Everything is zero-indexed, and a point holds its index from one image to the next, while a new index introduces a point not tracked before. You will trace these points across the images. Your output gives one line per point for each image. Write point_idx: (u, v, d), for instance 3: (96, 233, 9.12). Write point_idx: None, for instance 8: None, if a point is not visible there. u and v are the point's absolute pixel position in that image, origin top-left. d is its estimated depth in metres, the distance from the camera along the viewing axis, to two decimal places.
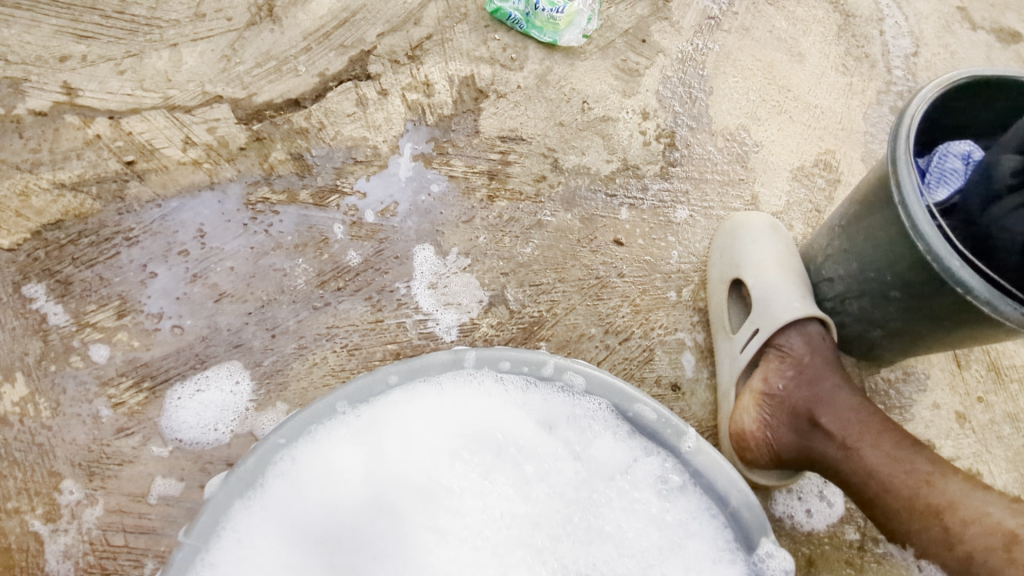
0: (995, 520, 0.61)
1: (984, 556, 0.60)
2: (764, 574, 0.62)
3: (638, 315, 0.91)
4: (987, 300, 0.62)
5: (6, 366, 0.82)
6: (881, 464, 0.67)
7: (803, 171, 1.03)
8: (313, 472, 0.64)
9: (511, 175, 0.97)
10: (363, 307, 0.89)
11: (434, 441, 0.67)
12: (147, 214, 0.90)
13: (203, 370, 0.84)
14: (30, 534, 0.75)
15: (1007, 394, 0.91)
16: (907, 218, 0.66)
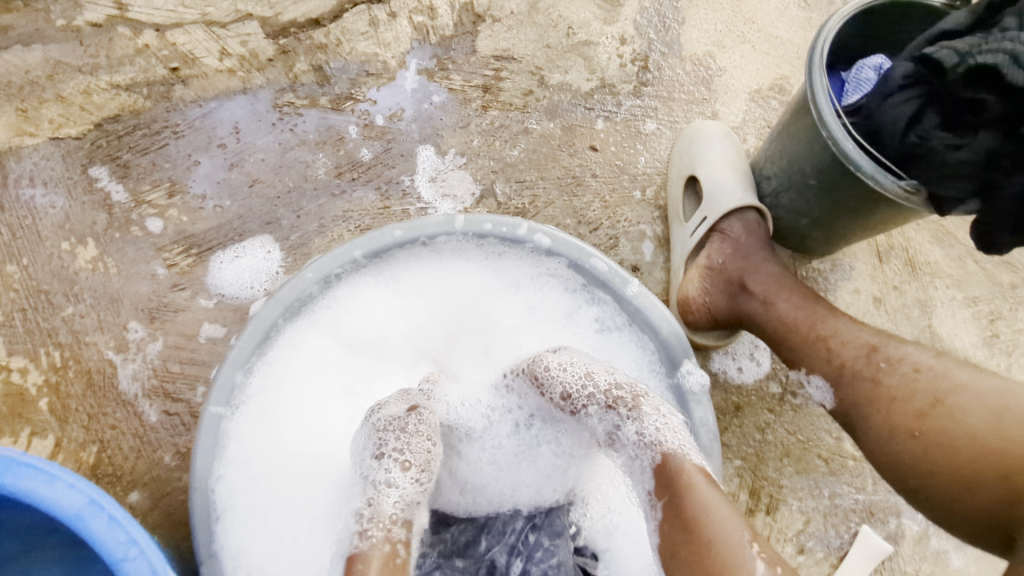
0: (867, 341, 0.76)
1: (853, 363, 0.76)
2: (687, 387, 0.78)
3: (608, 209, 1.08)
4: (872, 175, 0.77)
5: (79, 232, 0.99)
6: (791, 312, 0.83)
7: (759, 93, 1.17)
8: (333, 305, 0.79)
9: (503, 89, 1.12)
10: (373, 195, 1.05)
11: (432, 285, 0.83)
12: (191, 113, 1.06)
13: (240, 241, 1.01)
14: (105, 360, 0.94)
15: (918, 284, 1.09)
16: (817, 112, 0.81)
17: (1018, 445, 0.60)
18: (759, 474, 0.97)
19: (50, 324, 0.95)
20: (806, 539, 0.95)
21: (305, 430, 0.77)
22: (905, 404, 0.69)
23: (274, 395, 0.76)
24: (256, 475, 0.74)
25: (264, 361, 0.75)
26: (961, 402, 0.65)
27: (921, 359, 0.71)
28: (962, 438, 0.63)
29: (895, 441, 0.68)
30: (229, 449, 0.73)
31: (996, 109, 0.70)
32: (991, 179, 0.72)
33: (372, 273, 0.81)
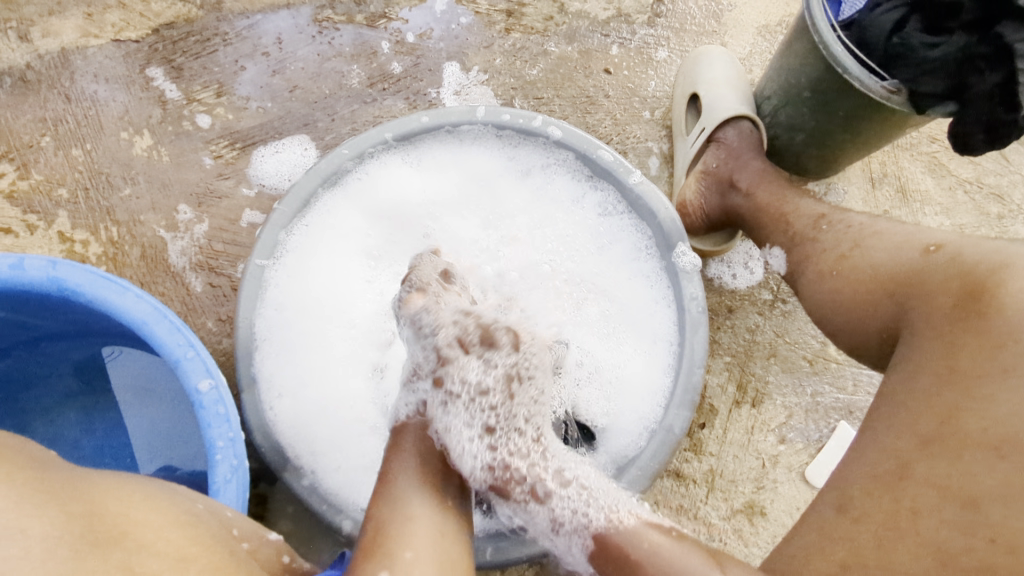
0: (817, 211, 0.88)
1: (802, 229, 0.86)
2: (679, 266, 0.87)
3: (617, 127, 1.17)
4: (858, 77, 0.85)
5: (136, 124, 1.10)
6: (767, 200, 0.94)
7: (768, 28, 1.24)
8: (365, 177, 0.91)
9: (525, 14, 1.19)
10: (402, 104, 1.15)
11: (451, 169, 0.95)
12: (239, 24, 1.14)
13: (280, 139, 1.11)
14: (157, 237, 1.05)
15: (908, 210, 1.16)
16: (811, 21, 0.88)
17: (907, 266, 0.68)
18: (747, 370, 1.05)
19: (110, 203, 1.06)
20: (787, 431, 1.03)
21: (333, 283, 0.91)
22: (831, 252, 0.79)
23: (309, 250, 0.89)
24: (290, 315, 0.87)
25: (303, 220, 0.87)
26: (874, 244, 0.75)
27: (854, 220, 0.81)
28: (867, 271, 0.73)
29: (820, 283, 0.78)
30: (269, 290, 0.85)
31: (971, 11, 0.79)
32: (966, 78, 0.80)
33: (401, 152, 0.92)
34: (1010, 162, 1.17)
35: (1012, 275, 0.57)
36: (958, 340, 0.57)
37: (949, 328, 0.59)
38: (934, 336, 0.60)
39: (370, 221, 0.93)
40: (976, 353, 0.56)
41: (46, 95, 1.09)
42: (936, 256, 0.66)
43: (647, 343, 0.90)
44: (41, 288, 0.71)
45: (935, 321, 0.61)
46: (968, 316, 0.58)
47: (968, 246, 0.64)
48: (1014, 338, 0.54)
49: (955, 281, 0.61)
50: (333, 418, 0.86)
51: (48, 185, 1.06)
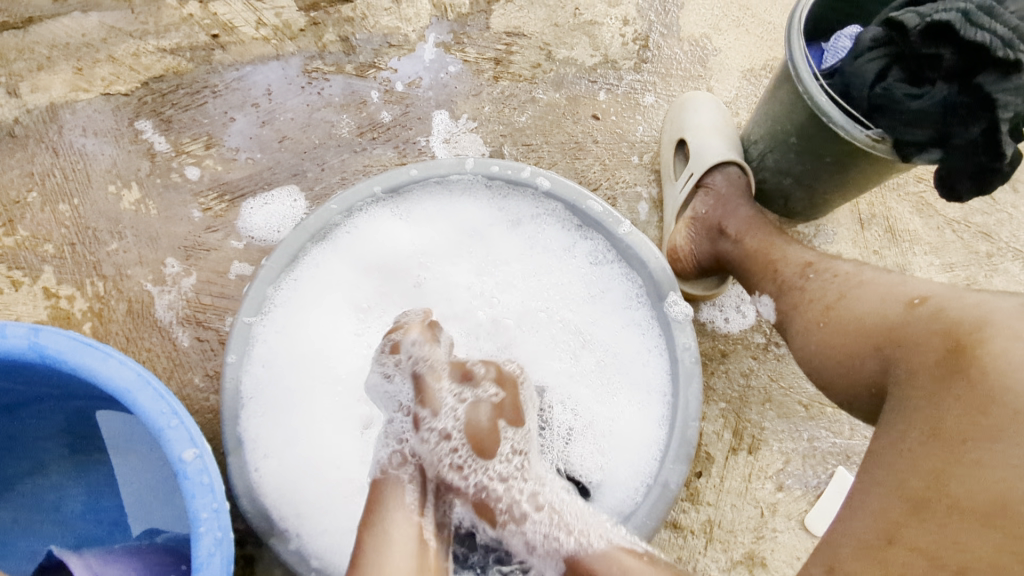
0: (805, 259, 0.88)
1: (789, 277, 0.86)
2: (671, 316, 0.86)
3: (606, 172, 1.18)
4: (843, 126, 0.86)
5: (125, 177, 1.09)
6: (756, 246, 0.94)
7: (752, 72, 1.26)
8: (354, 230, 0.90)
9: (513, 62, 1.21)
10: (391, 153, 1.15)
11: (440, 219, 0.94)
12: (228, 75, 1.15)
13: (270, 190, 1.11)
14: (145, 291, 1.04)
15: (897, 250, 1.16)
16: (795, 71, 0.89)
17: (892, 319, 0.68)
18: (742, 416, 1.03)
19: (97, 257, 1.05)
20: (784, 478, 1.02)
21: (322, 338, 0.89)
22: (818, 302, 0.79)
23: (297, 305, 0.87)
24: (278, 372, 0.85)
25: (291, 276, 0.86)
26: (860, 295, 0.74)
27: (839, 268, 0.81)
28: (853, 322, 0.72)
29: (807, 333, 0.78)
30: (256, 347, 0.84)
31: (952, 62, 0.79)
32: (949, 127, 0.81)
33: (390, 204, 0.91)
34: (996, 201, 1.18)
35: (995, 334, 0.57)
36: (944, 400, 0.57)
37: (936, 387, 0.58)
38: (921, 394, 0.59)
39: (360, 273, 0.92)
40: (963, 416, 0.55)
41: (34, 150, 1.09)
42: (919, 311, 0.66)
43: (642, 394, 0.88)
44: (21, 355, 0.70)
45: (923, 378, 0.60)
46: (953, 375, 0.57)
47: (952, 300, 0.64)
48: (1001, 400, 0.54)
49: (938, 337, 0.61)
50: (322, 479, 0.84)
51: (34, 241, 1.05)
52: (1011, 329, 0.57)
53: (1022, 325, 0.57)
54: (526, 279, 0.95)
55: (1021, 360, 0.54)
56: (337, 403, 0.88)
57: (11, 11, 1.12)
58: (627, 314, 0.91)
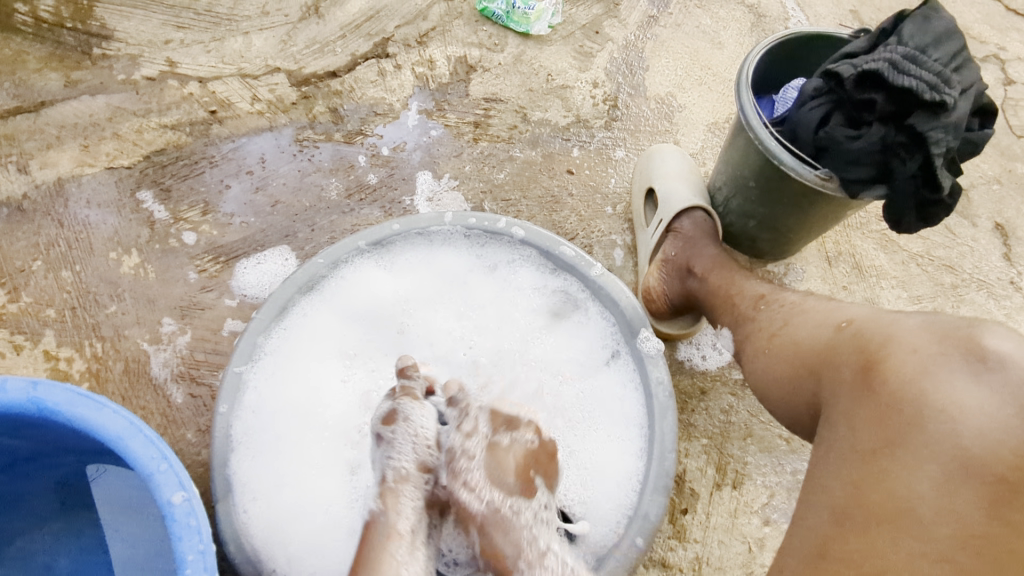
0: (759, 291, 0.94)
1: (742, 309, 0.93)
2: (644, 351, 0.91)
3: (582, 222, 1.24)
4: (794, 168, 0.92)
5: (125, 244, 1.15)
6: (717, 281, 1.00)
7: (716, 125, 1.35)
8: (340, 280, 0.95)
9: (491, 125, 1.30)
10: (378, 212, 1.22)
11: (421, 268, 1.00)
12: (225, 147, 1.24)
13: (263, 250, 1.17)
14: (141, 351, 1.08)
15: (865, 285, 1.21)
16: (746, 121, 0.96)
17: (823, 341, 0.75)
18: (724, 452, 1.05)
19: (95, 319, 1.10)
20: (770, 512, 1.02)
21: (308, 386, 0.92)
22: (765, 330, 0.85)
23: (286, 353, 0.91)
24: (267, 420, 0.88)
25: (280, 325, 0.91)
26: (798, 321, 0.82)
27: (785, 297, 0.89)
28: (794, 346, 0.79)
29: (756, 358, 0.85)
30: (246, 394, 0.87)
31: (885, 105, 0.85)
32: (889, 164, 0.87)
33: (375, 255, 0.97)
34: (955, 235, 1.25)
35: (895, 349, 0.65)
36: (859, 412, 0.64)
37: (853, 401, 0.65)
38: (842, 408, 0.66)
39: (347, 323, 0.96)
40: (872, 427, 0.62)
41: (40, 221, 1.15)
42: (845, 332, 0.73)
43: (619, 429, 0.91)
44: (20, 407, 0.73)
45: (844, 393, 0.67)
46: (865, 388, 0.65)
47: (873, 321, 0.71)
48: (899, 409, 0.61)
49: (855, 354, 0.68)
50: (311, 526, 0.85)
51: (36, 306, 1.10)
52: (909, 344, 0.65)
53: (920, 340, 0.64)
54: (503, 322, 1.00)
55: (914, 371, 0.62)
56: (325, 449, 0.90)
57: (26, 98, 1.23)
58: (602, 351, 0.96)
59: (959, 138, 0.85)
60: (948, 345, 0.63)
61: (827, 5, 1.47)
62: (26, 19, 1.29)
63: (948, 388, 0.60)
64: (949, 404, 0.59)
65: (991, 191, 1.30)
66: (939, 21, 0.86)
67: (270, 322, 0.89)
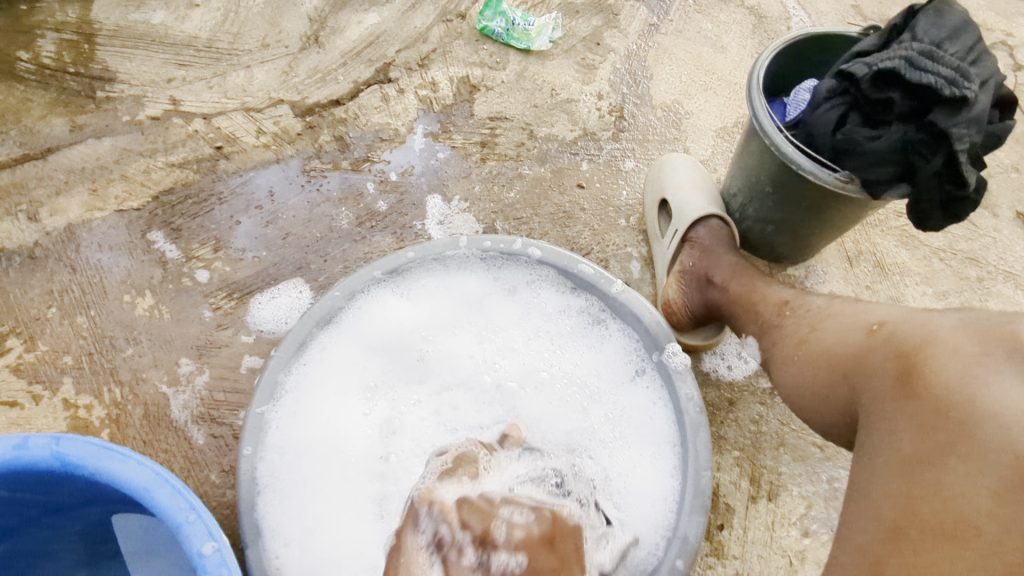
0: (782, 297, 0.91)
1: (766, 317, 0.91)
2: (671, 366, 0.89)
3: (596, 236, 1.23)
4: (813, 172, 0.90)
5: (138, 285, 1.15)
6: (739, 290, 0.98)
7: (725, 130, 1.33)
8: (357, 311, 0.94)
9: (498, 144, 1.29)
10: (390, 239, 1.21)
11: (439, 293, 0.98)
12: (233, 182, 1.23)
13: (276, 284, 1.16)
14: (160, 393, 1.07)
15: (889, 283, 1.18)
16: (760, 127, 0.95)
17: (855, 347, 0.72)
18: (757, 463, 1.03)
19: (112, 364, 1.09)
20: (810, 523, 1.00)
21: (331, 421, 0.91)
22: (792, 336, 0.83)
23: (307, 389, 0.90)
24: (292, 459, 0.87)
25: (299, 361, 0.89)
26: (828, 326, 0.79)
27: (810, 302, 0.87)
28: (825, 353, 0.76)
29: (786, 366, 0.82)
30: (268, 434, 0.86)
31: (902, 103, 0.84)
32: (912, 162, 0.85)
33: (391, 284, 0.95)
34: (977, 227, 1.23)
35: (934, 352, 0.62)
36: (903, 420, 0.61)
37: (894, 409, 0.62)
38: (883, 417, 0.63)
39: (366, 353, 0.95)
40: (917, 435, 0.58)
41: (53, 268, 1.15)
42: (877, 336, 0.70)
43: (650, 448, 0.89)
44: (43, 465, 0.72)
45: (883, 401, 0.64)
46: (905, 394, 0.62)
47: (905, 324, 0.69)
48: (946, 414, 0.57)
49: (891, 359, 0.66)
50: (341, 566, 0.83)
51: (53, 354, 1.09)
52: (950, 345, 0.62)
53: (959, 341, 0.62)
54: (524, 343, 0.98)
55: (958, 373, 0.59)
56: (351, 485, 0.88)
57: (32, 145, 1.23)
58: (627, 368, 0.94)
59: (982, 131, 0.83)
60: (991, 344, 0.59)
61: (827, 3, 1.46)
62: (30, 67, 1.29)
63: (995, 390, 0.56)
64: (998, 406, 0.55)
65: (1010, 179, 1.27)
66: (951, 15, 0.85)
67: (289, 359, 0.88)
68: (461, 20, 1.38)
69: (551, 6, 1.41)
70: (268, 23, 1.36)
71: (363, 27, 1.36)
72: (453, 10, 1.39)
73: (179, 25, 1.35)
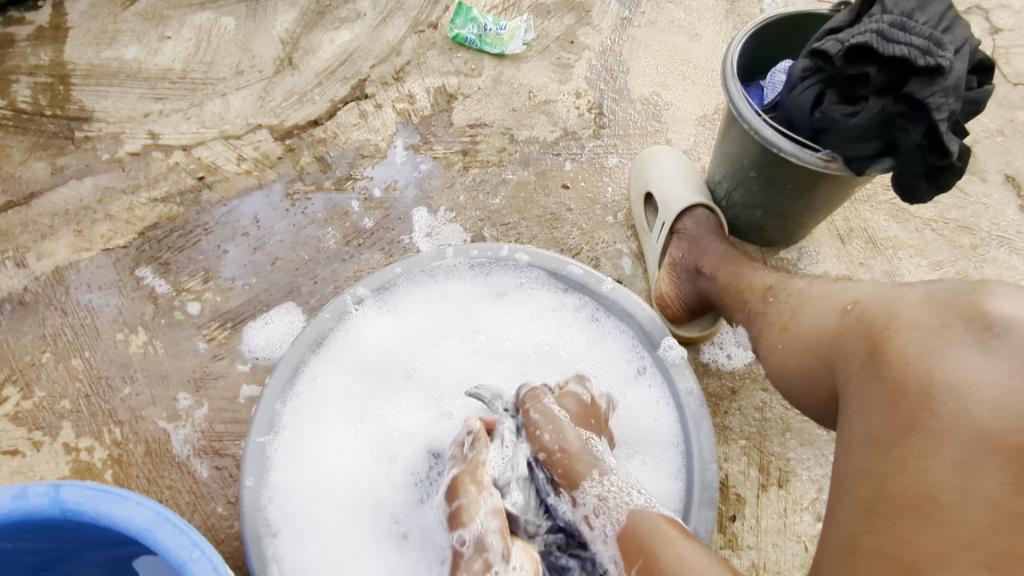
0: (767, 282, 0.90)
1: (754, 304, 0.90)
2: (669, 359, 0.89)
3: (585, 235, 1.22)
4: (795, 153, 0.90)
5: (130, 323, 1.14)
6: (727, 278, 0.97)
7: (706, 118, 1.33)
8: (345, 334, 0.93)
9: (479, 151, 1.28)
10: (379, 255, 1.20)
11: (428, 305, 0.98)
12: (217, 212, 1.23)
13: (268, 310, 1.16)
14: (160, 430, 1.07)
15: (882, 258, 1.18)
16: (738, 113, 0.94)
17: (830, 328, 0.72)
18: (765, 451, 1.02)
19: (110, 404, 1.09)
20: (822, 507, 0.99)
21: (335, 451, 0.90)
22: (775, 323, 0.82)
23: (305, 423, 0.89)
24: (299, 496, 0.86)
25: (292, 393, 0.89)
26: (804, 309, 0.79)
27: (794, 285, 0.86)
28: (803, 337, 0.76)
29: (770, 353, 0.81)
30: (271, 474, 0.85)
31: (879, 77, 0.83)
32: (893, 136, 0.85)
33: (377, 303, 0.95)
34: (967, 194, 1.22)
35: (896, 329, 0.61)
36: (870, 401, 0.60)
37: (863, 389, 0.62)
38: (854, 398, 0.63)
39: (359, 375, 0.94)
40: (883, 415, 0.58)
41: (44, 313, 1.14)
42: (850, 315, 0.70)
43: (657, 449, 0.88)
44: (43, 513, 0.71)
45: (854, 382, 0.64)
46: (872, 373, 0.61)
47: (875, 300, 0.68)
48: (906, 391, 0.57)
49: (860, 340, 0.65)
50: None
51: (50, 399, 1.09)
52: (911, 321, 0.61)
53: (919, 314, 0.61)
54: (522, 353, 0.97)
55: (919, 349, 0.58)
56: (365, 514, 0.87)
57: (14, 191, 1.23)
58: (629, 369, 0.93)
59: (960, 98, 0.82)
60: (949, 316, 0.59)
61: None
62: (6, 112, 1.29)
63: (953, 362, 0.56)
64: (955, 378, 0.55)
65: (996, 143, 1.27)
66: None
67: (281, 393, 0.87)
68: (432, 30, 1.38)
69: (522, 7, 1.41)
70: (241, 49, 1.36)
71: (336, 46, 1.36)
72: (425, 21, 1.39)
73: (152, 59, 1.35)
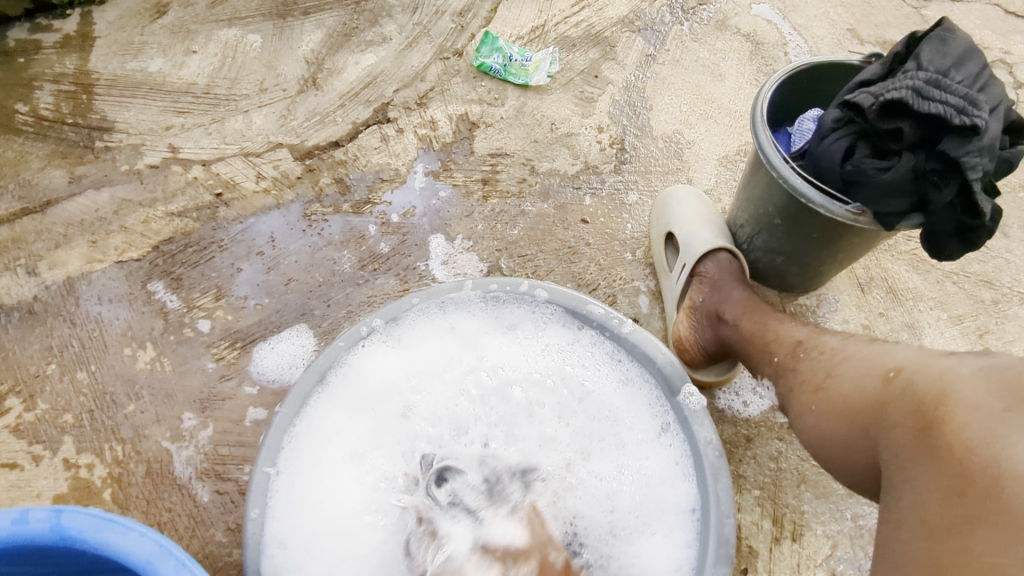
0: (796, 336, 0.89)
1: (782, 358, 0.88)
2: (688, 409, 0.87)
3: (603, 271, 1.21)
4: (824, 205, 0.89)
5: (139, 338, 1.13)
6: (752, 327, 0.96)
7: (727, 158, 1.33)
8: (347, 370, 0.91)
9: (499, 180, 1.28)
10: (394, 281, 1.19)
11: (434, 338, 0.96)
12: (233, 229, 1.22)
13: (279, 331, 1.14)
14: (163, 449, 1.05)
15: (902, 309, 1.16)
16: (767, 160, 0.93)
17: (872, 395, 0.71)
18: (779, 502, 1.00)
19: (114, 420, 1.07)
20: (836, 564, 0.97)
21: (333, 495, 0.87)
22: (807, 382, 0.81)
23: (304, 467, 0.87)
24: (295, 549, 0.83)
25: (291, 435, 0.87)
26: (844, 370, 0.77)
27: (825, 341, 0.85)
28: (841, 400, 0.74)
29: (803, 413, 0.80)
30: (267, 526, 0.83)
31: (913, 133, 0.83)
32: (925, 193, 0.84)
33: (383, 336, 0.93)
34: (989, 248, 1.21)
35: (953, 407, 0.60)
36: (924, 481, 0.59)
37: (915, 467, 0.60)
38: (905, 472, 0.61)
39: (366, 406, 0.92)
40: (942, 499, 0.56)
41: (52, 323, 1.13)
42: (894, 383, 0.69)
43: (670, 516, 0.86)
44: (41, 538, 0.69)
45: (903, 455, 0.62)
46: (926, 450, 0.60)
47: (922, 370, 0.67)
48: (972, 477, 0.55)
49: (909, 413, 0.64)
50: None
51: (53, 412, 1.07)
52: (969, 400, 0.60)
53: (979, 394, 0.60)
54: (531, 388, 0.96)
55: (981, 433, 0.57)
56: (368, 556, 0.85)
57: (31, 198, 1.22)
58: (652, 423, 0.90)
59: (995, 158, 0.82)
60: (1013, 401, 0.58)
61: (823, 27, 1.46)
62: (28, 119, 1.29)
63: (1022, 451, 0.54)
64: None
65: (1019, 198, 1.26)
66: (956, 43, 0.84)
67: (281, 434, 0.86)
68: (458, 57, 1.38)
69: (548, 39, 1.42)
70: (266, 67, 1.36)
71: (360, 68, 1.36)
72: (450, 48, 1.39)
73: (176, 72, 1.35)
